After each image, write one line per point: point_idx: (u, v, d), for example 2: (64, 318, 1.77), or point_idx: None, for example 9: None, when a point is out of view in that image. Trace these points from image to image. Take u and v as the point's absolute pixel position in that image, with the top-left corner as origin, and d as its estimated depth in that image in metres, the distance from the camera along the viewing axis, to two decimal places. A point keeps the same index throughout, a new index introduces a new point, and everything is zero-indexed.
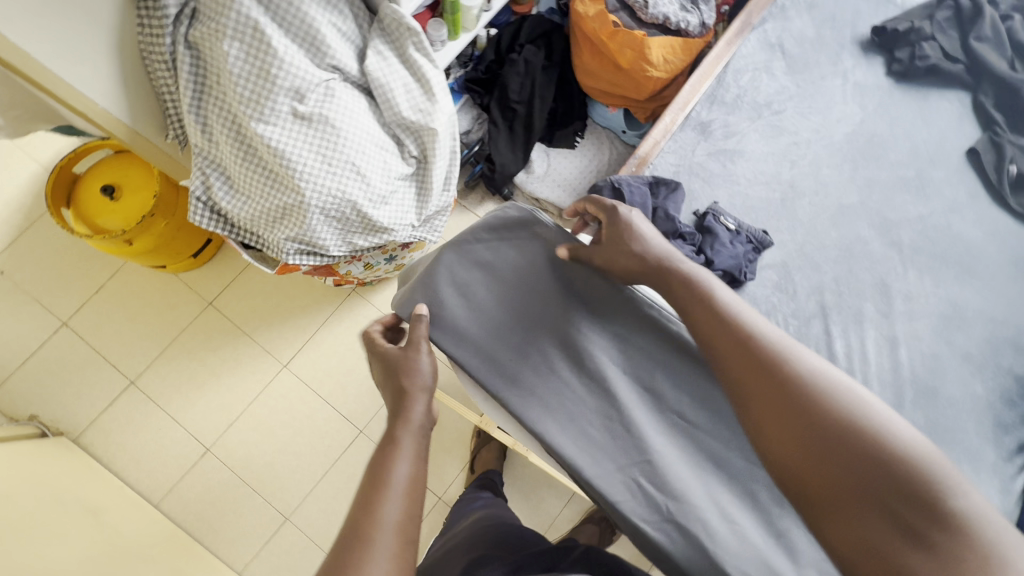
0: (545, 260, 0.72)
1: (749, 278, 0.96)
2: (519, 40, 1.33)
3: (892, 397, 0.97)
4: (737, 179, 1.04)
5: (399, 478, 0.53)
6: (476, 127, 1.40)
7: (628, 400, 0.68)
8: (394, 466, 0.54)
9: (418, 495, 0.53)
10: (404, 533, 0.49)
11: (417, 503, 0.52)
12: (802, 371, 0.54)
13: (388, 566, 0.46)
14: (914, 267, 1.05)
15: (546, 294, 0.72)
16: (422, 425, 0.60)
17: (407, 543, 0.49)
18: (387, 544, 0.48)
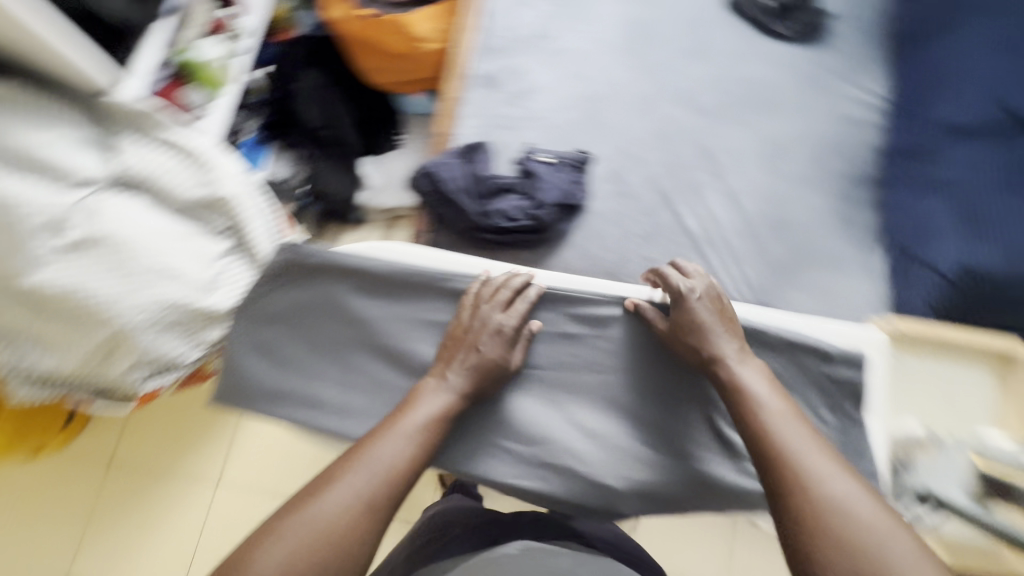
0: (338, 293, 0.74)
1: (584, 200, 0.99)
2: (292, 68, 1.26)
3: (749, 244, 1.05)
4: (540, 114, 1.05)
5: (409, 423, 0.64)
6: (295, 169, 1.32)
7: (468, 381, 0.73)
8: (413, 409, 0.66)
9: (422, 444, 0.63)
10: (383, 470, 0.60)
11: (413, 461, 0.62)
12: (814, 455, 0.58)
13: (355, 488, 0.58)
14: (726, 122, 1.11)
15: (348, 323, 0.74)
16: (453, 395, 0.67)
17: (377, 483, 0.59)
18: (358, 476, 0.59)
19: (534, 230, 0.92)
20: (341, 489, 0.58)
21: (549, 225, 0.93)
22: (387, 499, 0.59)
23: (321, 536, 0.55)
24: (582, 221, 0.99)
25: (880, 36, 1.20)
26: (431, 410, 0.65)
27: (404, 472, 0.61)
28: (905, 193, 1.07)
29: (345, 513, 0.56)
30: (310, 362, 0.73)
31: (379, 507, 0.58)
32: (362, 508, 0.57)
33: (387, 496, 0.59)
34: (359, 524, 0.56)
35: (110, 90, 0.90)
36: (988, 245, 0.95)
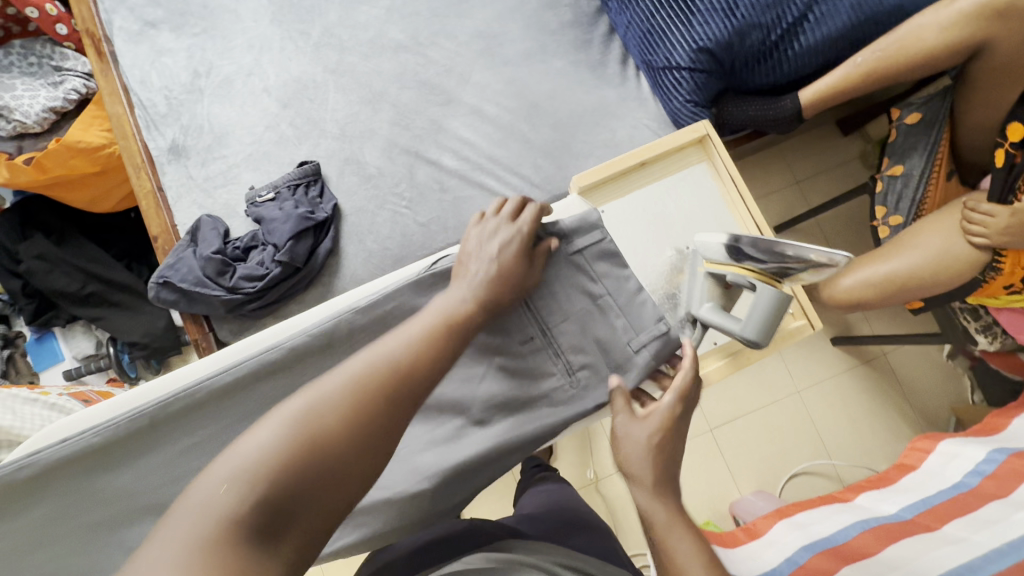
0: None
1: (328, 209, 0.91)
2: (12, 251, 1.14)
3: (514, 144, 1.00)
4: (245, 152, 0.96)
5: (420, 321, 0.51)
6: (98, 333, 1.25)
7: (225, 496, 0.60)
8: (433, 304, 0.54)
9: (439, 333, 0.50)
10: (413, 345, 0.49)
11: (444, 344, 0.50)
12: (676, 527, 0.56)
13: (366, 372, 0.46)
14: (426, 45, 1.03)
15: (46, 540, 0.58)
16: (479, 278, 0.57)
17: (386, 371, 0.46)
18: (378, 357, 0.47)
19: (292, 270, 0.86)
20: (354, 362, 0.46)
21: (301, 259, 0.86)
22: (410, 385, 0.47)
23: (330, 412, 0.42)
24: (343, 226, 0.93)
25: None
26: (446, 309, 0.53)
27: (422, 360, 0.48)
28: (620, 10, 1.02)
29: (345, 397, 0.43)
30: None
31: (398, 393, 0.45)
32: (378, 389, 0.45)
33: (402, 387, 0.46)
34: (374, 407, 0.44)
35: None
36: (704, 16, 0.90)
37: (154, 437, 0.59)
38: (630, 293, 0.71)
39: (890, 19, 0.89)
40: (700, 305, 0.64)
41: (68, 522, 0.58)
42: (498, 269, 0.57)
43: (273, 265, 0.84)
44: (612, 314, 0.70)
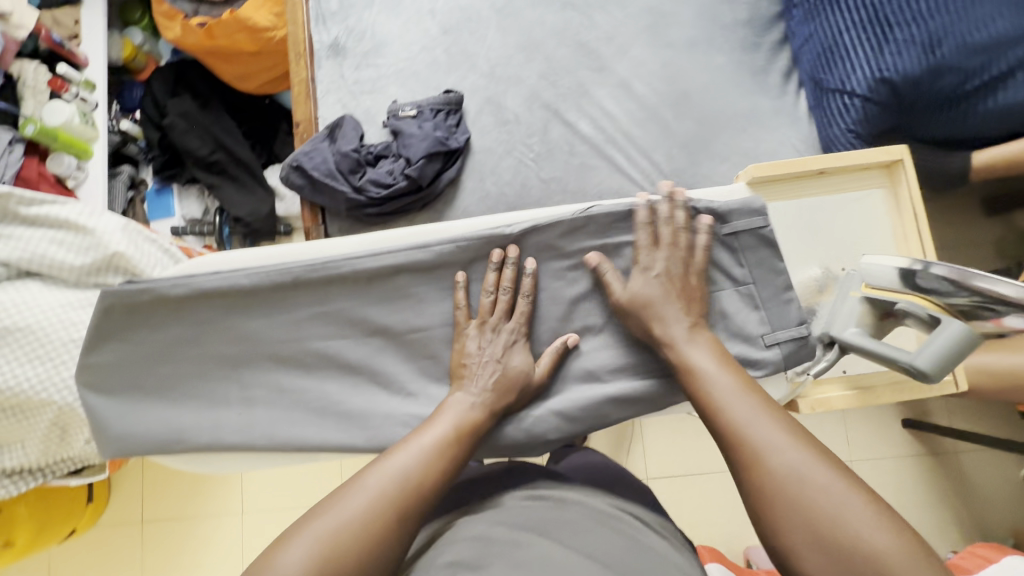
0: (146, 331, 0.67)
1: (461, 141, 0.93)
2: (160, 103, 1.24)
3: (655, 128, 0.98)
4: (397, 67, 0.99)
5: (434, 433, 0.56)
6: (208, 200, 1.33)
7: (318, 371, 0.67)
8: (446, 411, 0.59)
9: (451, 450, 0.55)
10: (434, 442, 0.55)
11: (460, 445, 0.56)
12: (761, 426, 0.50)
13: (393, 468, 0.52)
14: (595, 9, 1.02)
15: (178, 355, 0.67)
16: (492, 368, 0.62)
17: (399, 487, 0.51)
18: (404, 455, 0.53)
19: (414, 188, 0.88)
20: (372, 478, 0.51)
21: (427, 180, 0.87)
22: (416, 506, 0.51)
23: (329, 533, 0.47)
24: (469, 162, 0.95)
25: None
26: (456, 424, 0.57)
27: (430, 476, 0.53)
28: (803, 21, 0.96)
29: (366, 506, 0.49)
30: (160, 407, 0.66)
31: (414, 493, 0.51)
32: (397, 505, 0.50)
33: (413, 500, 0.51)
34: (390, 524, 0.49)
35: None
36: (898, 46, 0.82)
37: (286, 300, 0.66)
38: (778, 289, 0.68)
39: None
40: (846, 329, 0.63)
41: (201, 348, 0.67)
42: (507, 376, 0.62)
43: (400, 177, 0.87)
44: (751, 304, 0.67)
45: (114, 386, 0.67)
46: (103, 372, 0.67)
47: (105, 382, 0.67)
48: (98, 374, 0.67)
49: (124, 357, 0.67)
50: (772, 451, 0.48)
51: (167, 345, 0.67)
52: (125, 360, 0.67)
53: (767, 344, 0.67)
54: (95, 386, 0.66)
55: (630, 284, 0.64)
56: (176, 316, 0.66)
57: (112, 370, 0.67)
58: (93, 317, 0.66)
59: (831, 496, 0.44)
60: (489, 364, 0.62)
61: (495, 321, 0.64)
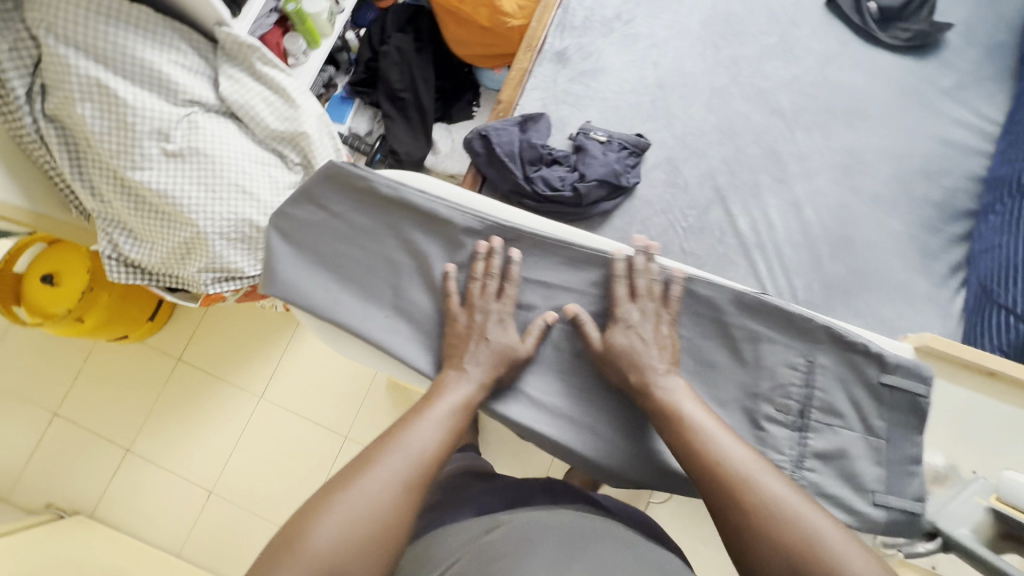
0: (344, 208, 0.73)
1: (632, 182, 0.97)
2: (387, 32, 1.37)
3: (805, 256, 0.98)
4: (604, 94, 1.05)
5: (420, 436, 0.58)
6: (375, 125, 1.44)
7: (436, 312, 0.71)
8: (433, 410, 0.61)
9: (436, 453, 0.57)
10: (423, 448, 0.57)
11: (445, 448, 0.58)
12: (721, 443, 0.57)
13: (382, 475, 0.54)
14: (801, 127, 1.05)
15: (358, 238, 0.73)
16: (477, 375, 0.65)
17: (389, 494, 0.53)
18: (390, 459, 0.55)
19: (574, 203, 0.92)
20: (370, 482, 0.53)
21: (588, 201, 0.92)
22: (402, 508, 0.53)
23: (329, 532, 0.50)
24: (627, 203, 0.99)
25: (998, 61, 1.08)
26: (443, 420, 0.60)
27: (416, 481, 0.55)
28: (997, 230, 0.95)
29: (363, 509, 0.52)
30: (318, 275, 0.73)
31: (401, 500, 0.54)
32: (392, 503, 0.53)
33: (402, 505, 0.54)
34: (388, 523, 0.52)
35: (230, 23, 0.96)
36: None
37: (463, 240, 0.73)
38: (903, 458, 0.65)
39: None
40: (941, 518, 0.64)
41: (375, 245, 0.73)
42: (491, 368, 0.66)
43: (567, 187, 0.91)
44: (874, 458, 0.66)
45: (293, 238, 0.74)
46: (289, 222, 0.74)
47: (292, 234, 0.74)
48: (285, 221, 0.74)
49: (312, 222, 0.74)
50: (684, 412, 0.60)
51: (352, 229, 0.73)
52: (310, 224, 0.74)
53: (874, 503, 0.64)
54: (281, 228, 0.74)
55: (611, 335, 0.66)
56: (372, 210, 0.73)
57: (296, 226, 0.74)
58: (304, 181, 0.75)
59: (723, 444, 0.57)
60: (473, 369, 0.65)
61: (488, 303, 0.68)
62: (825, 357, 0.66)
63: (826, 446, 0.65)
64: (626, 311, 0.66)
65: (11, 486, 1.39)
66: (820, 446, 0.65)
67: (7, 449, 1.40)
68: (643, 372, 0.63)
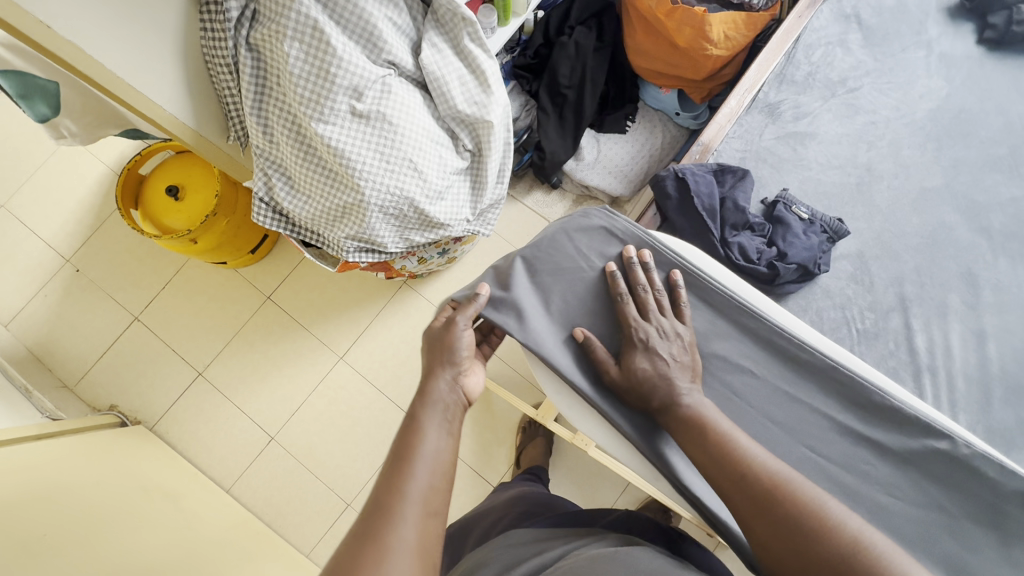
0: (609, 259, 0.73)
1: (824, 270, 0.90)
2: (569, 22, 1.28)
3: (979, 395, 0.90)
4: (808, 163, 0.97)
5: (422, 466, 0.56)
6: (523, 114, 1.35)
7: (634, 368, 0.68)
8: (425, 442, 0.58)
9: (443, 476, 0.56)
10: (432, 469, 0.56)
11: (444, 472, 0.57)
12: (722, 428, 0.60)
13: (406, 526, 0.51)
14: (1006, 253, 0.96)
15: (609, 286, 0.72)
16: (447, 403, 0.63)
17: (421, 529, 0.51)
18: (406, 503, 0.52)
19: (765, 279, 0.87)
20: (397, 535, 0.50)
21: (781, 282, 0.86)
22: (434, 526, 0.53)
23: None
24: (806, 288, 0.92)
25: None
26: (442, 430, 0.60)
27: (437, 503, 0.54)
28: None
29: (405, 557, 0.49)
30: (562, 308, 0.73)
31: (430, 533, 0.52)
32: (428, 538, 0.52)
33: (431, 534, 0.52)
34: (423, 564, 0.50)
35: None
36: None
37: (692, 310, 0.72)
38: None
39: None
40: None
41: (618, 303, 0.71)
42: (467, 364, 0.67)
43: (764, 262, 0.86)
44: None
45: (542, 281, 0.74)
46: (544, 263, 0.74)
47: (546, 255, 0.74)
48: (541, 261, 0.74)
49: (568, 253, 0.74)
50: (805, 491, 0.53)
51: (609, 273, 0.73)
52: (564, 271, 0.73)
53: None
54: (534, 267, 0.74)
55: (633, 361, 0.66)
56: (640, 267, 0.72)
57: (553, 270, 0.74)
58: (551, 229, 0.75)
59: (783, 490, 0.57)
60: (443, 397, 0.63)
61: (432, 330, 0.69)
62: None
63: None
64: (647, 329, 0.67)
65: (75, 379, 1.38)
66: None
67: (82, 340, 1.40)
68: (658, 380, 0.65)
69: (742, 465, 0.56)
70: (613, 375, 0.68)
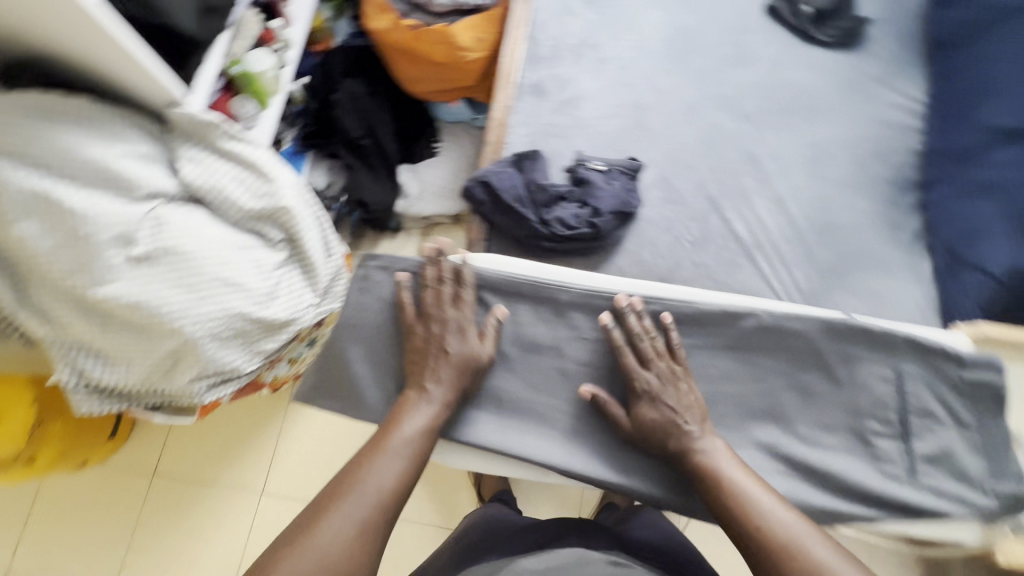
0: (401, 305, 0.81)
1: (638, 206, 0.98)
2: (333, 77, 1.28)
3: (799, 246, 1.06)
4: (587, 121, 1.06)
5: (399, 438, 0.68)
6: (334, 176, 1.34)
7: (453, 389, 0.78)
8: (411, 427, 0.69)
9: (416, 458, 0.67)
10: (405, 451, 0.67)
11: (416, 461, 0.67)
12: (753, 491, 0.65)
13: (373, 481, 0.64)
14: (769, 128, 1.12)
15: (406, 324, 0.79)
16: (446, 393, 0.73)
17: (380, 492, 0.63)
18: (381, 465, 0.65)
19: (592, 237, 0.93)
20: (362, 487, 0.63)
21: (606, 233, 0.93)
22: (391, 506, 0.63)
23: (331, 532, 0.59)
24: (634, 227, 1.01)
25: (912, 42, 1.23)
26: (429, 415, 0.71)
27: (398, 482, 0.65)
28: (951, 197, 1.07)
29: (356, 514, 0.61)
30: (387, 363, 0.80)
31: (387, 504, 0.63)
32: (386, 508, 0.63)
33: (385, 503, 0.63)
34: (370, 521, 0.61)
35: (181, 101, 0.88)
36: None
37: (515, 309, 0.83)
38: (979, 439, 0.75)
39: None
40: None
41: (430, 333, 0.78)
42: (467, 359, 0.75)
43: (585, 225, 0.92)
44: (972, 450, 0.74)
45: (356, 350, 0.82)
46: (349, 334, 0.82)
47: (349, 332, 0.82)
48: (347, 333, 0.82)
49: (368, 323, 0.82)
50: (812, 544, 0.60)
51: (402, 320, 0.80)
52: (386, 330, 0.82)
53: (985, 491, 0.73)
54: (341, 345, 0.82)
55: (641, 411, 0.73)
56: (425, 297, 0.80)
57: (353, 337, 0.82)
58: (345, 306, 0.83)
59: (769, 507, 0.63)
60: (445, 383, 0.73)
61: (444, 310, 0.77)
62: (897, 360, 0.75)
63: (932, 447, 0.74)
64: (649, 377, 0.74)
65: None
66: (925, 448, 0.75)
67: None
68: (679, 441, 0.70)
69: (758, 517, 0.62)
70: (625, 426, 0.75)
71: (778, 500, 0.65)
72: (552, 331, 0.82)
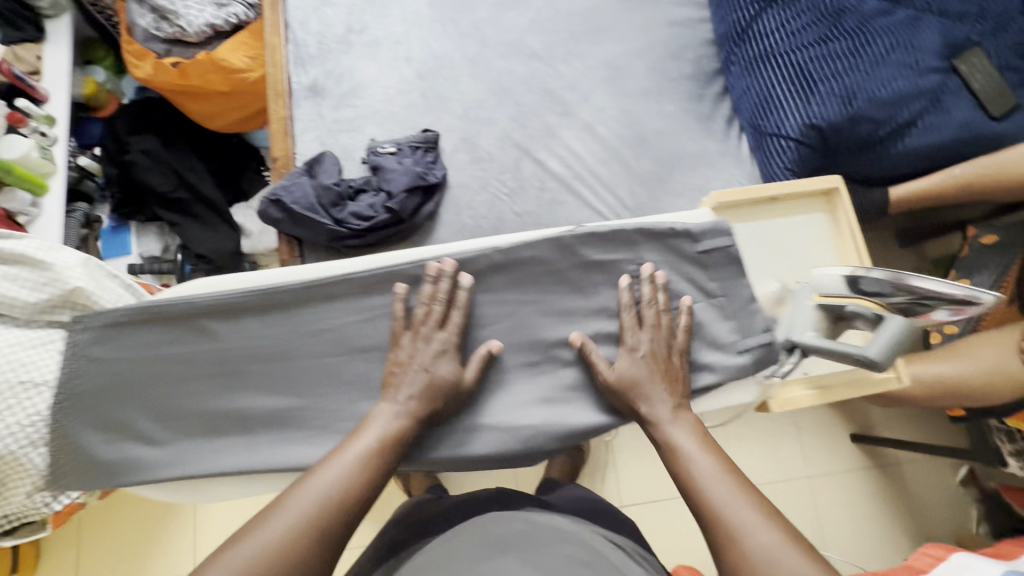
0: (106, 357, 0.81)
1: (441, 175, 0.98)
2: (122, 141, 1.22)
3: (617, 165, 1.06)
4: (373, 107, 1.03)
5: (359, 448, 0.66)
6: (168, 238, 1.29)
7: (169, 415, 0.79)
8: (371, 431, 0.68)
9: (377, 464, 0.65)
10: (362, 458, 0.65)
11: (379, 467, 0.65)
12: (715, 480, 0.64)
13: (321, 490, 0.61)
14: (559, 60, 1.12)
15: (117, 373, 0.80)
16: (414, 391, 0.71)
17: (332, 502, 0.61)
18: (333, 474, 0.63)
19: (395, 221, 0.93)
20: (309, 497, 0.60)
21: (407, 213, 0.93)
22: (344, 516, 0.60)
23: (256, 546, 0.56)
24: (446, 197, 0.99)
25: None
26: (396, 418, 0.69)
27: (352, 491, 0.62)
28: (741, 75, 1.08)
29: (296, 528, 0.58)
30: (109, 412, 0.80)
31: (340, 516, 0.60)
32: (335, 514, 0.60)
33: (333, 515, 0.60)
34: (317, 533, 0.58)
35: None
36: (822, 98, 0.97)
37: (244, 322, 0.81)
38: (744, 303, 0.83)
39: (989, 142, 1.00)
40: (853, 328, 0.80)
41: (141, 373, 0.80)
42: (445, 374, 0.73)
43: (381, 212, 0.92)
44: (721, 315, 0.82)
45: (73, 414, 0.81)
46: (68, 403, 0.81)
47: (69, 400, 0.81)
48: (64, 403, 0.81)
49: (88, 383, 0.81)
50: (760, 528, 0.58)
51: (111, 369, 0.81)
52: (110, 385, 0.80)
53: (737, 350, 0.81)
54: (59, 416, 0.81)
55: (621, 365, 0.75)
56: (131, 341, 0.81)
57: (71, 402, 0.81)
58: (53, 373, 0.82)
59: (730, 492, 0.62)
60: (414, 381, 0.72)
61: (430, 327, 0.74)
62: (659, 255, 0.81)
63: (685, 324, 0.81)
64: (639, 340, 0.76)
65: None
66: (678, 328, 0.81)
67: None
68: (650, 406, 0.73)
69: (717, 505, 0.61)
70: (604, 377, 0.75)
71: (740, 485, 0.63)
72: (368, 328, 0.80)
